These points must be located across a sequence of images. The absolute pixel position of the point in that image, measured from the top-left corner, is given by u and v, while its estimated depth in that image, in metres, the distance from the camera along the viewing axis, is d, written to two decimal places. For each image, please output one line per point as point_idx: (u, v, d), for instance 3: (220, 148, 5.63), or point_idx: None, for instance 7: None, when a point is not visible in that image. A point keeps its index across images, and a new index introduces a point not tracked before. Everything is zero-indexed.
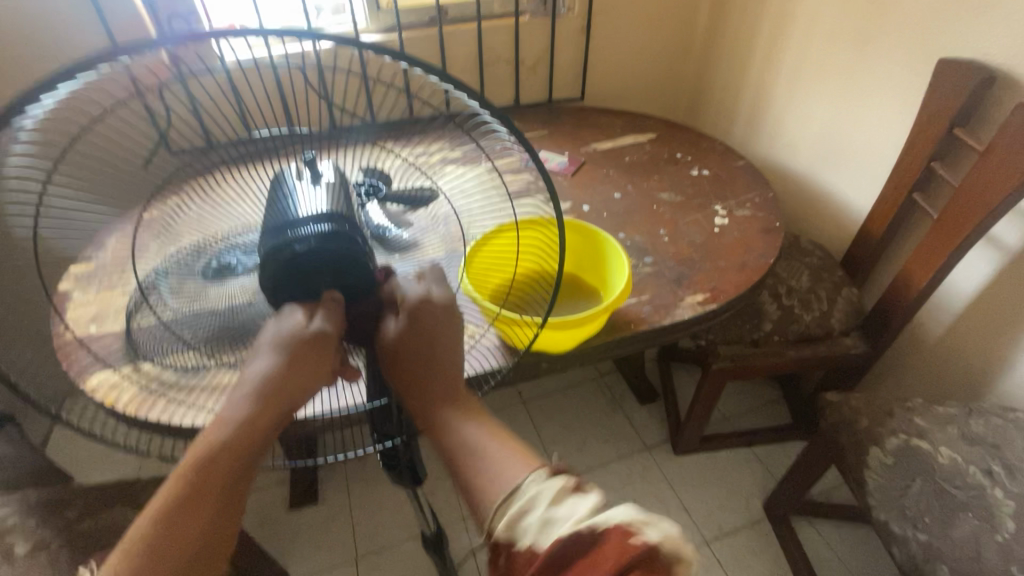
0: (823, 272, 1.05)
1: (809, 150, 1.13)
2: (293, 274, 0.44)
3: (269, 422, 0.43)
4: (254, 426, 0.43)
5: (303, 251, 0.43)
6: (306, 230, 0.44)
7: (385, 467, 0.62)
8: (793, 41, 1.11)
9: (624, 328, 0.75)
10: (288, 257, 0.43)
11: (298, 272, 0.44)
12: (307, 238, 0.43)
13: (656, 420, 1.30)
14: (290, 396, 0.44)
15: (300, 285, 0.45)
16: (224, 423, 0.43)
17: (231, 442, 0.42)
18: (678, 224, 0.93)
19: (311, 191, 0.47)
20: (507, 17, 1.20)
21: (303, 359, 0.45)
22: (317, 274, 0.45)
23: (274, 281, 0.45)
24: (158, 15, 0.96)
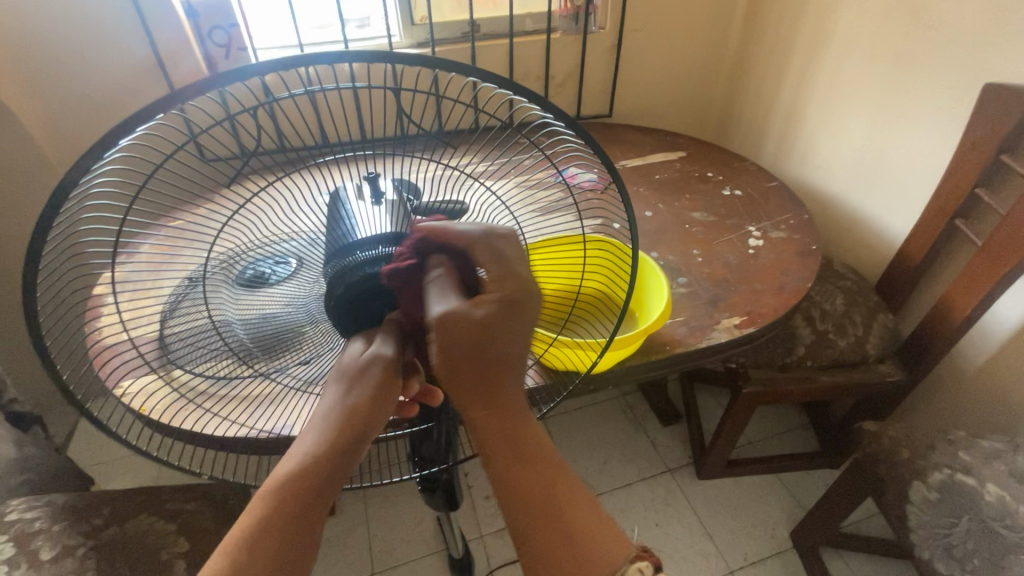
0: (858, 296, 1.02)
1: (844, 173, 1.11)
2: (360, 297, 0.47)
3: (339, 456, 0.45)
4: (324, 457, 0.44)
5: (374, 274, 0.46)
6: (371, 252, 0.47)
7: (420, 489, 0.63)
8: (828, 62, 1.10)
9: (660, 349, 0.74)
10: (358, 278, 0.46)
11: (363, 292, 0.47)
12: (378, 262, 0.46)
13: (679, 442, 1.28)
14: (359, 428, 0.45)
15: (366, 309, 0.48)
16: (298, 449, 0.45)
17: (303, 471, 0.44)
18: (712, 245, 0.91)
19: (372, 213, 0.47)
20: (538, 34, 1.22)
21: (373, 393, 0.46)
22: (384, 295, 0.47)
23: (341, 301, 0.47)
24: (200, 28, 0.99)
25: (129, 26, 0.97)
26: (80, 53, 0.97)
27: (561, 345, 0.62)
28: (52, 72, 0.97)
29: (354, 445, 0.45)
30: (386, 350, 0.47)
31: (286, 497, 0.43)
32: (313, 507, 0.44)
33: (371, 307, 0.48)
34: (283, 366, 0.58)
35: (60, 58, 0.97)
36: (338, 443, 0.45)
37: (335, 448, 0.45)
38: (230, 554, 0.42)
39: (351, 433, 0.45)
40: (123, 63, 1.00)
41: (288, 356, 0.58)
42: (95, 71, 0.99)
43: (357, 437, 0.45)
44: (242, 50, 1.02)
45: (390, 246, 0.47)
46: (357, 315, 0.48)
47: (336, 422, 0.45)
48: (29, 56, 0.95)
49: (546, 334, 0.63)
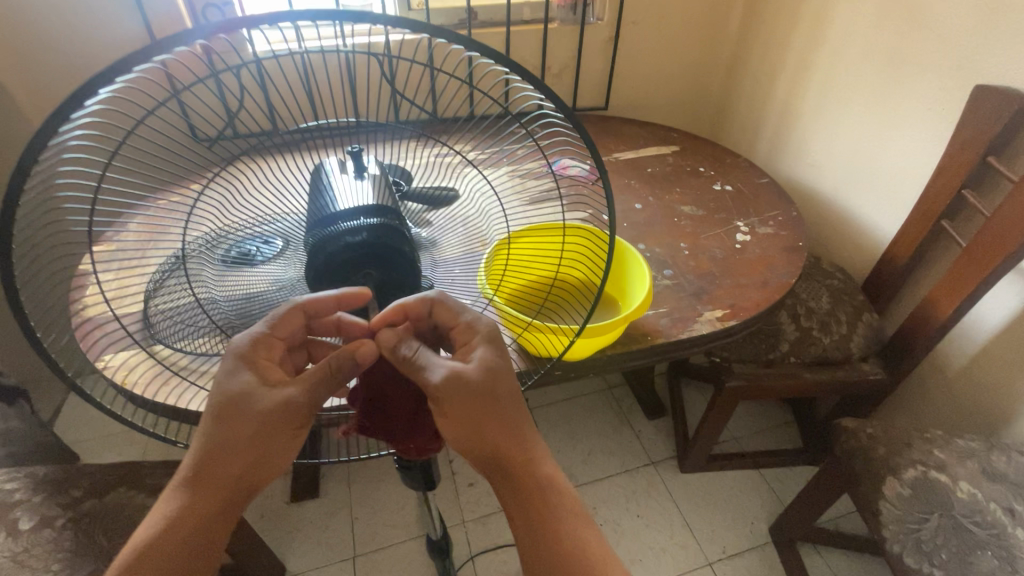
0: (844, 295, 1.03)
1: (835, 172, 1.12)
2: (338, 266, 0.47)
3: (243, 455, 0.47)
4: (223, 457, 0.47)
5: (356, 243, 0.46)
6: (353, 222, 0.47)
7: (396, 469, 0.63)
8: (824, 60, 1.10)
9: (641, 339, 0.74)
10: (338, 247, 0.45)
11: (341, 261, 0.46)
12: (359, 230, 0.46)
13: (663, 436, 1.29)
14: (263, 434, 0.47)
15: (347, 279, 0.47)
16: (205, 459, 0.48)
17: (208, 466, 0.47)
18: (700, 239, 0.92)
19: (354, 185, 0.49)
20: (535, 24, 1.21)
21: (277, 408, 0.47)
22: (364, 267, 0.47)
23: (320, 270, 0.47)
24: (195, 8, 0.99)
25: (123, 6, 0.97)
26: (68, 24, 0.96)
27: (535, 330, 0.62)
28: (40, 42, 0.96)
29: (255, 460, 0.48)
30: (299, 389, 0.47)
31: (203, 487, 0.48)
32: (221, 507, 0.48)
33: (352, 280, 0.48)
34: None
35: (54, 37, 0.96)
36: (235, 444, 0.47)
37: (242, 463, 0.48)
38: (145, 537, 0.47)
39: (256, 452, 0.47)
40: (116, 44, 1.00)
41: None
42: (88, 50, 0.99)
43: (258, 444, 0.47)
44: None
45: (373, 216, 0.47)
46: (331, 282, 0.48)
47: (232, 422, 0.47)
48: (23, 31, 0.94)
49: (520, 318, 0.63)
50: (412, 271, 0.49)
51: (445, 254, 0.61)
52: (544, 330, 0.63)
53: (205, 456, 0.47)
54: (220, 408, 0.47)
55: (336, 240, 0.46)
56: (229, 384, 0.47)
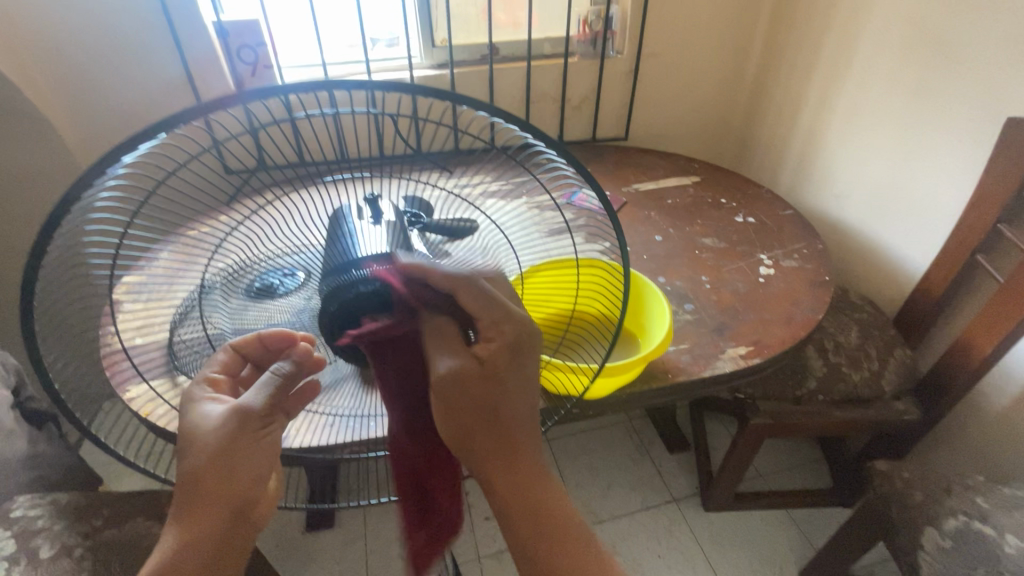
0: (873, 329, 1.00)
1: (862, 203, 1.10)
2: (346, 313, 0.47)
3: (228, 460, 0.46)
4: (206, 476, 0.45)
5: (368, 291, 0.47)
6: (366, 270, 0.47)
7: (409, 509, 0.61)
8: (847, 91, 1.10)
9: (662, 377, 0.72)
10: (352, 297, 0.46)
11: (351, 309, 0.47)
12: (371, 278, 0.46)
13: (685, 471, 1.25)
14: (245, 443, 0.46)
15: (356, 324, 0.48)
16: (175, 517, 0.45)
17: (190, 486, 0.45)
18: (722, 272, 0.90)
19: (373, 232, 0.49)
20: (556, 58, 1.24)
21: (252, 412, 0.47)
22: (370, 313, 0.47)
23: (333, 317, 0.47)
24: (230, 47, 1.05)
25: (162, 47, 1.02)
26: (114, 66, 1.02)
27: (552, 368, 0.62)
28: (83, 81, 1.02)
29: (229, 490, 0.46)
30: (256, 397, 0.48)
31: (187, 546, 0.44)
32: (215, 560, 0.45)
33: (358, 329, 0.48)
34: None
35: (97, 76, 1.02)
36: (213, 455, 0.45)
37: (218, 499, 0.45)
38: None
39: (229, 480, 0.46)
40: (155, 81, 1.05)
41: None
42: (129, 88, 1.04)
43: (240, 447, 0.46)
44: (268, 68, 1.08)
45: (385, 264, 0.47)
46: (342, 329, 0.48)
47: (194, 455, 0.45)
48: (70, 71, 1.00)
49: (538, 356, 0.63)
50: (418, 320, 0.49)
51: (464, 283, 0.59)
52: (561, 368, 0.63)
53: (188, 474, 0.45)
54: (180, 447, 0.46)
55: (348, 288, 0.47)
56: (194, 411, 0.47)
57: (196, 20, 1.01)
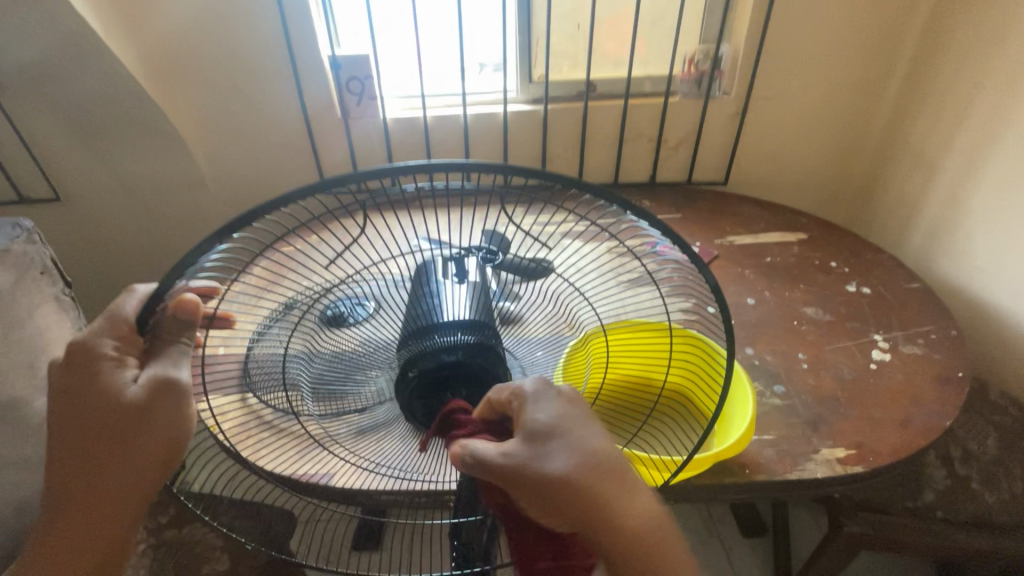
0: (1019, 441, 0.82)
1: (1015, 282, 0.91)
2: (442, 372, 0.53)
3: (100, 457, 0.46)
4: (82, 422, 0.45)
5: (450, 360, 0.53)
6: (445, 339, 0.53)
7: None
8: (1002, 150, 0.92)
9: (738, 473, 0.63)
10: (434, 365, 0.52)
11: (440, 373, 0.53)
12: (455, 349, 0.53)
13: (759, 561, 1.10)
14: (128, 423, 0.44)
15: (444, 387, 0.53)
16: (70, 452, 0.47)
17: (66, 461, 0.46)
18: (823, 351, 0.79)
19: (457, 294, 0.54)
20: (655, 97, 1.18)
21: (139, 404, 0.44)
22: (455, 384, 0.53)
23: (418, 384, 0.53)
24: (340, 79, 1.13)
25: (283, 77, 1.12)
26: (242, 95, 1.13)
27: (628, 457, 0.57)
28: (214, 106, 1.14)
29: (96, 445, 0.45)
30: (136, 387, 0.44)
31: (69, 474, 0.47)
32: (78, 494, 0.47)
33: (440, 397, 0.53)
34: (338, 409, 0.58)
35: (228, 101, 1.13)
36: (87, 417, 0.45)
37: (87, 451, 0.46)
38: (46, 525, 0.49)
39: (95, 438, 0.45)
40: (275, 107, 1.15)
41: (345, 400, 0.57)
42: (252, 112, 1.15)
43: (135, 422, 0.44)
44: (372, 99, 1.14)
45: (468, 334, 0.54)
46: (426, 396, 0.53)
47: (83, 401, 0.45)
48: (206, 98, 1.13)
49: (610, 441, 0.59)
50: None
51: (529, 331, 0.60)
52: (637, 460, 0.58)
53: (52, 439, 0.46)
54: (77, 371, 0.45)
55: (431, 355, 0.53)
56: (109, 376, 0.44)
57: (315, 55, 1.09)
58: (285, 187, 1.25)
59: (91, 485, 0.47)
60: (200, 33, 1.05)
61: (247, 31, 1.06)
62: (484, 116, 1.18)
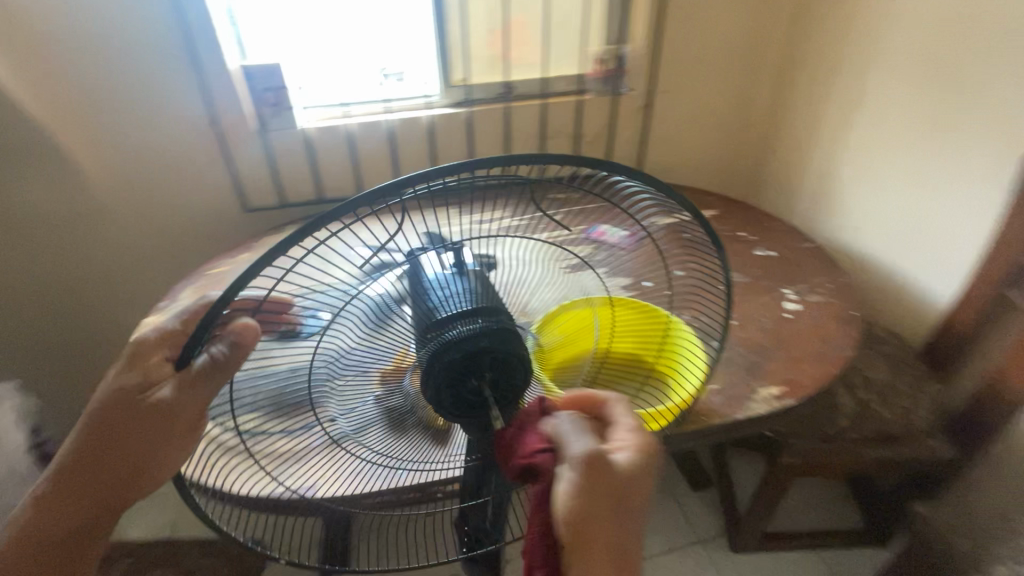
0: (902, 364, 0.98)
1: (881, 234, 1.09)
2: (469, 358, 0.51)
3: (128, 445, 0.49)
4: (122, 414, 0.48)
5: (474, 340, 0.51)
6: (466, 327, 0.51)
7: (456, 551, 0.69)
8: (860, 126, 1.11)
9: (695, 420, 0.71)
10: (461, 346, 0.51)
11: (468, 360, 0.51)
12: (472, 335, 0.51)
13: (710, 510, 1.21)
14: (135, 429, 0.48)
15: (468, 368, 0.52)
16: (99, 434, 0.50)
17: (68, 467, 0.51)
18: (747, 307, 0.90)
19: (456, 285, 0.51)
20: (570, 96, 1.26)
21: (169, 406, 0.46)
22: (483, 369, 0.53)
23: (444, 371, 0.51)
24: (254, 89, 1.08)
25: (189, 88, 1.05)
26: (144, 112, 1.05)
27: None
28: (110, 123, 1.04)
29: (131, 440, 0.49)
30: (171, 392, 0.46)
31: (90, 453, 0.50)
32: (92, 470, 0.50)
33: (468, 384, 0.53)
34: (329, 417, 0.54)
35: (126, 118, 1.05)
36: (128, 411, 0.48)
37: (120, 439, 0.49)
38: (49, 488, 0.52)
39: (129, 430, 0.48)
40: (182, 121, 1.08)
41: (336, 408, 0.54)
42: (156, 128, 1.07)
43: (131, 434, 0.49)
44: (291, 109, 1.11)
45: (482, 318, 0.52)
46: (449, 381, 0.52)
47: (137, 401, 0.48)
48: (100, 115, 1.03)
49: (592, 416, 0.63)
50: (522, 372, 0.55)
51: None
52: None
53: (85, 418, 0.50)
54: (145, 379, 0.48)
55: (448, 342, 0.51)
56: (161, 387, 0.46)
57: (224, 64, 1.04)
58: (200, 207, 1.17)
59: (105, 464, 0.50)
60: (93, 46, 0.97)
61: (148, 44, 0.99)
62: (409, 121, 1.18)
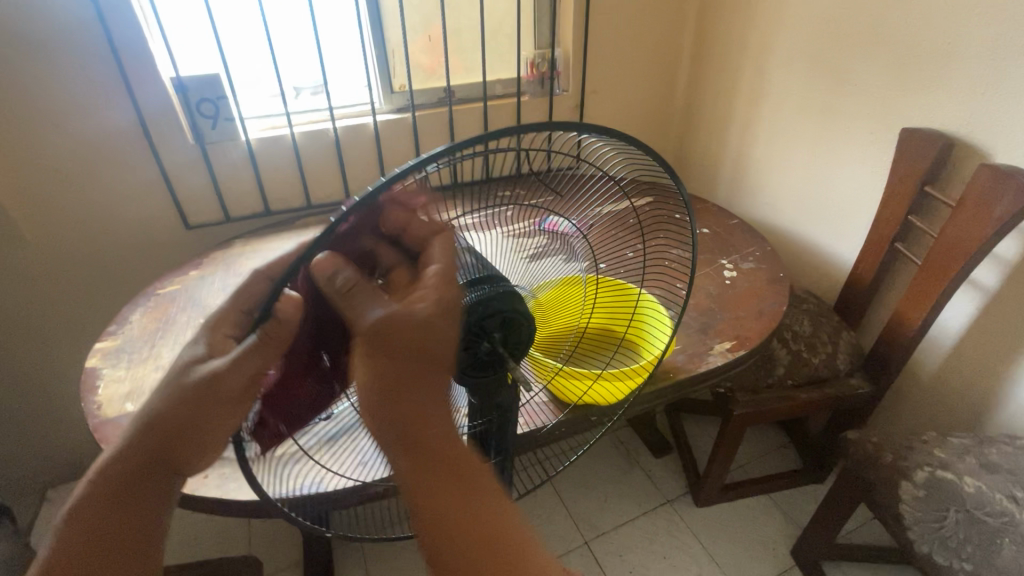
0: (821, 316, 1.13)
1: (792, 206, 1.25)
2: (478, 323, 0.49)
3: (188, 442, 0.42)
4: (181, 406, 0.41)
5: (475, 303, 0.48)
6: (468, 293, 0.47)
7: None
8: (766, 114, 1.26)
9: (665, 377, 0.78)
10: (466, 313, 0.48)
11: (478, 325, 0.49)
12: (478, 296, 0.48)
13: (673, 472, 1.31)
14: (195, 421, 0.41)
15: (469, 335, 0.49)
16: (151, 431, 0.43)
17: (119, 473, 0.44)
18: (692, 278, 1.00)
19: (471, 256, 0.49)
20: (509, 98, 1.33)
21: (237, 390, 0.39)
22: (490, 330, 0.50)
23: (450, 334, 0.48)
24: (189, 100, 1.04)
25: (115, 99, 0.99)
26: (65, 130, 0.98)
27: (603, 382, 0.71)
28: (25, 140, 0.97)
29: (193, 435, 0.42)
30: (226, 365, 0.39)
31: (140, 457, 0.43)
32: (148, 475, 0.44)
33: (481, 347, 0.50)
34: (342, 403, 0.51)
35: (43, 133, 0.97)
36: (186, 406, 0.41)
37: (176, 434, 0.42)
38: (90, 508, 0.44)
39: (185, 424, 0.42)
40: (108, 135, 1.02)
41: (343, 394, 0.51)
42: (77, 143, 1.00)
43: (194, 428, 0.41)
44: (229, 120, 1.08)
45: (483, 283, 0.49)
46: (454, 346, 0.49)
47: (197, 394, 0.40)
48: (12, 132, 0.95)
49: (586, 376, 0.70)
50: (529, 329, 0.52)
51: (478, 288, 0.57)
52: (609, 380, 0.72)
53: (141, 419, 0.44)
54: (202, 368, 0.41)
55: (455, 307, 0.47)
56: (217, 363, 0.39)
57: (154, 76, 1.00)
58: (133, 226, 1.11)
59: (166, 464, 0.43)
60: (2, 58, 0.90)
61: (65, 54, 0.93)
62: (354, 129, 1.19)
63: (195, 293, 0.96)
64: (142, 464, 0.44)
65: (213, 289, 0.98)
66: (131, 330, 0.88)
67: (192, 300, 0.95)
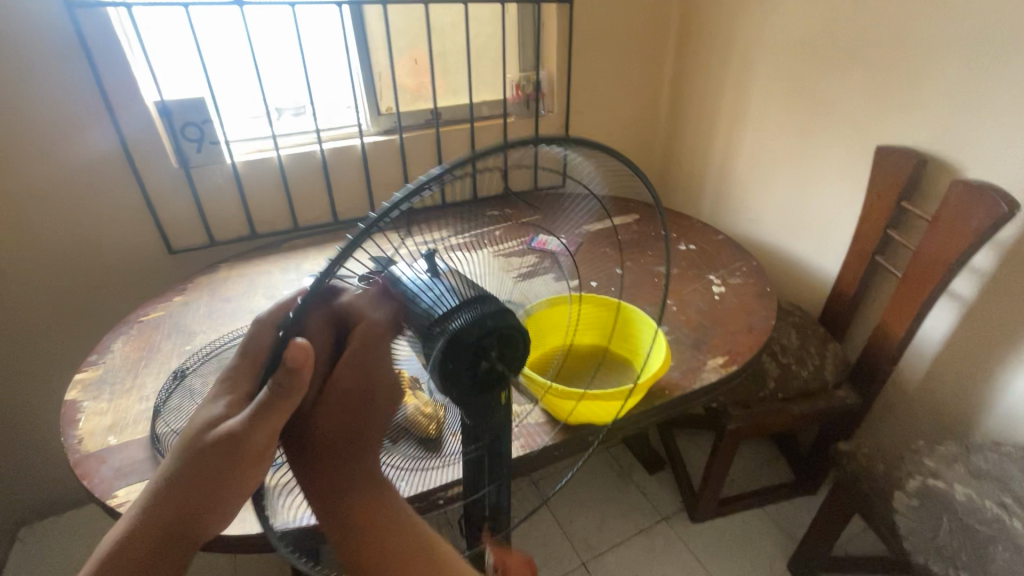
0: (807, 329, 1.15)
1: (775, 222, 1.28)
2: (476, 344, 0.46)
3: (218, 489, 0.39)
4: (210, 458, 0.39)
5: (470, 319, 0.46)
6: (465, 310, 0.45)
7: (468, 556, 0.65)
8: (747, 133, 1.29)
9: (660, 395, 0.79)
10: (462, 331, 0.45)
11: (476, 346, 0.46)
12: (475, 316, 0.46)
13: (668, 488, 1.31)
14: (224, 467, 0.39)
15: (466, 357, 0.47)
16: (173, 489, 0.40)
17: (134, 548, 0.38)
18: (682, 294, 1.01)
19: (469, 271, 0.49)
20: (495, 119, 1.34)
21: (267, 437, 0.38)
22: (487, 349, 0.47)
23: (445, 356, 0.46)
24: (173, 124, 1.03)
25: (96, 123, 0.98)
26: (42, 154, 0.96)
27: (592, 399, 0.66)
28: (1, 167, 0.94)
29: (221, 482, 0.39)
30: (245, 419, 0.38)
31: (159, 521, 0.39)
32: (168, 544, 0.39)
33: (479, 368, 0.48)
34: None
35: (19, 159, 0.95)
36: (214, 456, 0.39)
37: (207, 484, 0.39)
38: None
39: (212, 472, 0.39)
40: (90, 160, 1.00)
41: None
42: (56, 168, 0.98)
43: (225, 475, 0.39)
44: (215, 144, 1.06)
45: (478, 301, 0.46)
46: (454, 371, 0.47)
47: (222, 447, 0.39)
48: None
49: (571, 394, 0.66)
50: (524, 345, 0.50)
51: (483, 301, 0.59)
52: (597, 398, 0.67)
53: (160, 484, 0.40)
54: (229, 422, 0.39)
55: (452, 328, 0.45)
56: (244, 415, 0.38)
57: (136, 100, 0.98)
58: (114, 252, 1.08)
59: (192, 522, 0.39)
60: None
61: (44, 78, 0.91)
62: (342, 151, 1.19)
63: (181, 319, 0.94)
64: (164, 531, 0.39)
65: (200, 315, 0.95)
66: (113, 360, 0.85)
67: (177, 326, 0.93)
